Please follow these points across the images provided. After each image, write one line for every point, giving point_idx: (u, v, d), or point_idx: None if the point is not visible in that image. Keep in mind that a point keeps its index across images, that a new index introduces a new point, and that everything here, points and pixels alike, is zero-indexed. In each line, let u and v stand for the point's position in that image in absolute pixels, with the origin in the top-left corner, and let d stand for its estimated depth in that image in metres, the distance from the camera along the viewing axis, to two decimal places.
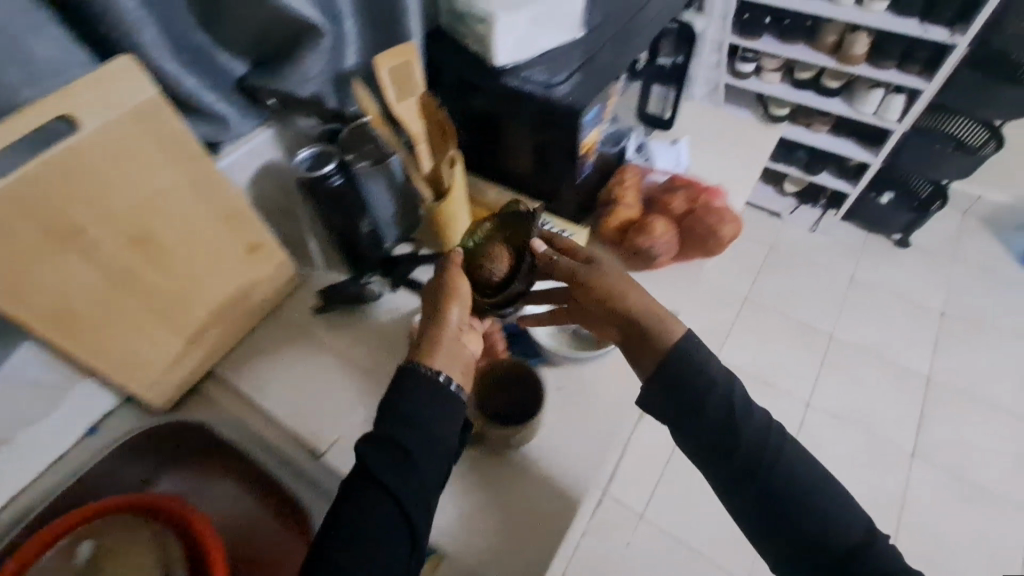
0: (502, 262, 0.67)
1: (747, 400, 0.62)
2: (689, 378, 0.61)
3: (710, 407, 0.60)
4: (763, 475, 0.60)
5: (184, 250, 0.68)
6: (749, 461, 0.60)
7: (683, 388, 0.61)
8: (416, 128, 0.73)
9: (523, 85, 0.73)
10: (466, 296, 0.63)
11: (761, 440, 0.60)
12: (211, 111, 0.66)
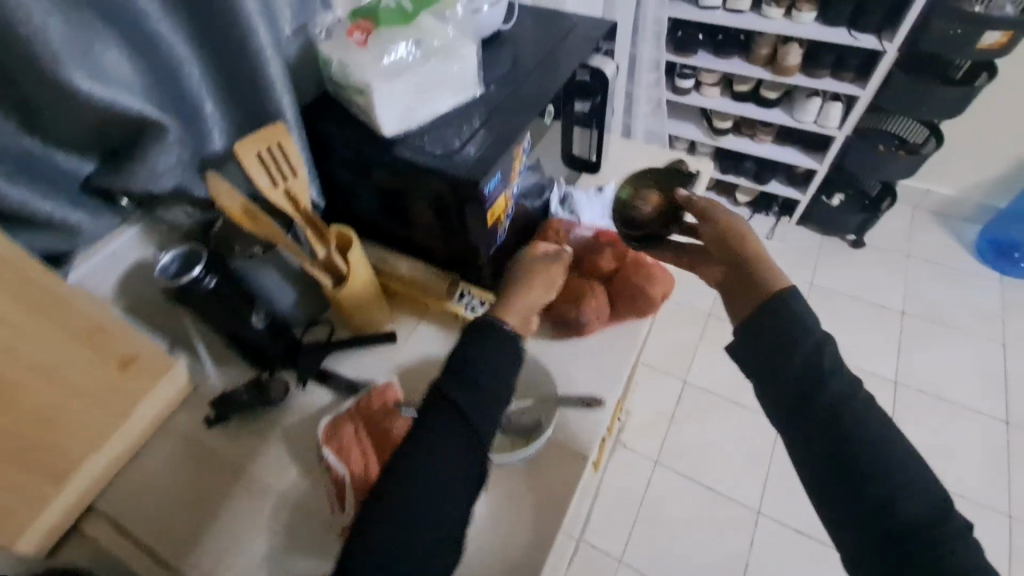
0: (651, 203, 0.73)
1: (833, 362, 0.55)
2: (786, 323, 0.56)
3: (800, 347, 0.55)
4: (853, 449, 0.53)
5: (32, 387, 0.56)
6: (834, 424, 0.54)
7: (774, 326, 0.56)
8: (302, 213, 0.65)
9: (418, 155, 0.66)
10: (548, 273, 0.66)
11: (840, 401, 0.54)
12: (52, 220, 0.57)
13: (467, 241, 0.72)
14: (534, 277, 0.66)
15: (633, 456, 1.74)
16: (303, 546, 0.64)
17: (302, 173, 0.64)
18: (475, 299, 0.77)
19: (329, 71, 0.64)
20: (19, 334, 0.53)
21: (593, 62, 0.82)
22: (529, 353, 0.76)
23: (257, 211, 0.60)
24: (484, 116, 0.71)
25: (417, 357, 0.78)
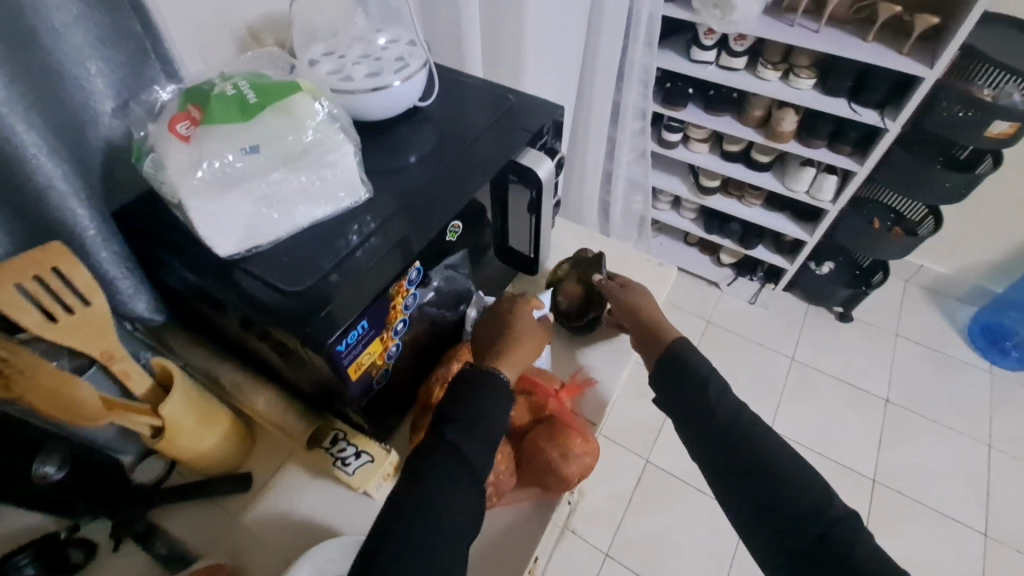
0: (566, 292, 0.78)
1: (726, 397, 0.63)
2: (680, 367, 0.65)
3: (691, 384, 0.63)
4: (756, 459, 0.59)
5: None
6: (742, 446, 0.60)
7: (674, 375, 0.65)
8: (96, 350, 0.49)
9: (264, 289, 0.50)
10: (523, 331, 0.61)
11: (737, 420, 0.61)
12: None
13: (331, 388, 0.56)
14: (523, 329, 0.62)
15: (582, 544, 1.59)
16: None
17: (95, 299, 0.48)
18: (350, 445, 0.62)
19: (149, 169, 0.49)
20: None
21: (523, 159, 0.66)
22: (486, 528, 0.61)
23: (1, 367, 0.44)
24: (365, 229, 0.55)
25: (267, 517, 0.61)
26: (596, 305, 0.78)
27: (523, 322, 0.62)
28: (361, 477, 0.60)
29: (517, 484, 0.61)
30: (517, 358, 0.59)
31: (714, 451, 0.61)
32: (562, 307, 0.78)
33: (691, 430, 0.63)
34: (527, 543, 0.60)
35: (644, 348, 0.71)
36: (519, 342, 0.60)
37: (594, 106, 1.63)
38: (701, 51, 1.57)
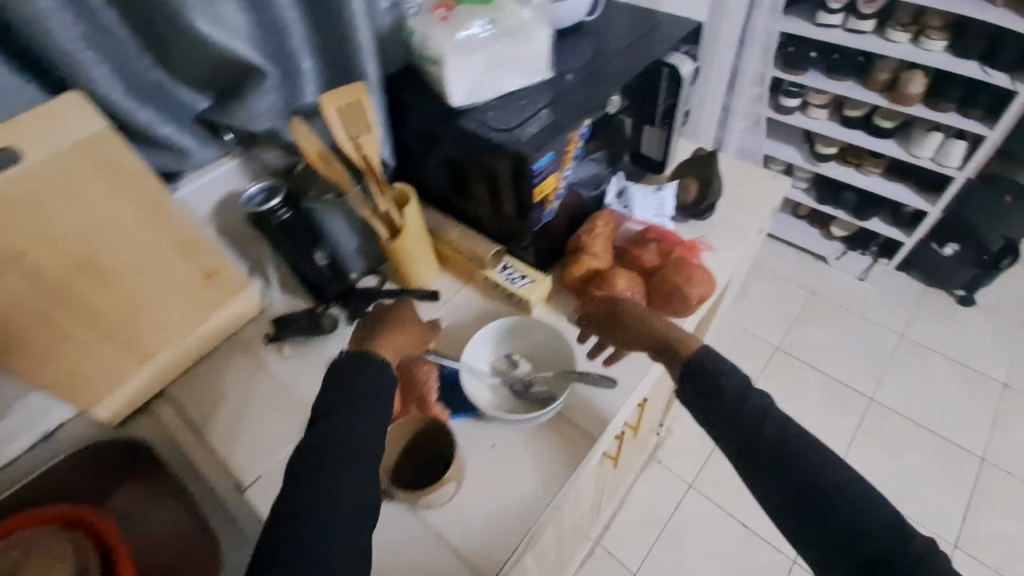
0: (690, 188, 0.89)
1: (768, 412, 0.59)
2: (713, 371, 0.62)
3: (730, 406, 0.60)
4: (804, 472, 0.55)
5: (129, 275, 0.68)
6: (789, 458, 0.56)
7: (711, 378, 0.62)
8: (366, 166, 0.71)
9: (480, 129, 0.70)
10: (401, 322, 0.67)
11: (786, 432, 0.57)
12: (166, 141, 0.68)
13: (518, 219, 0.76)
14: (388, 340, 0.64)
15: (668, 474, 1.70)
16: None
17: (370, 131, 0.70)
18: (517, 272, 0.81)
19: (414, 42, 0.72)
20: (130, 234, 0.66)
21: (669, 61, 0.82)
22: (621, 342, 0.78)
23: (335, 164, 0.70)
24: (548, 98, 0.74)
25: (453, 317, 0.83)
26: (710, 203, 0.89)
27: (389, 334, 0.65)
28: (527, 290, 0.79)
29: (644, 311, 0.78)
30: (396, 344, 0.64)
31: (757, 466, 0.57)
32: (685, 200, 0.89)
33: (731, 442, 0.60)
34: (638, 362, 0.76)
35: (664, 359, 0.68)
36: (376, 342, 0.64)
37: (713, 68, 1.72)
38: (829, 14, 1.61)
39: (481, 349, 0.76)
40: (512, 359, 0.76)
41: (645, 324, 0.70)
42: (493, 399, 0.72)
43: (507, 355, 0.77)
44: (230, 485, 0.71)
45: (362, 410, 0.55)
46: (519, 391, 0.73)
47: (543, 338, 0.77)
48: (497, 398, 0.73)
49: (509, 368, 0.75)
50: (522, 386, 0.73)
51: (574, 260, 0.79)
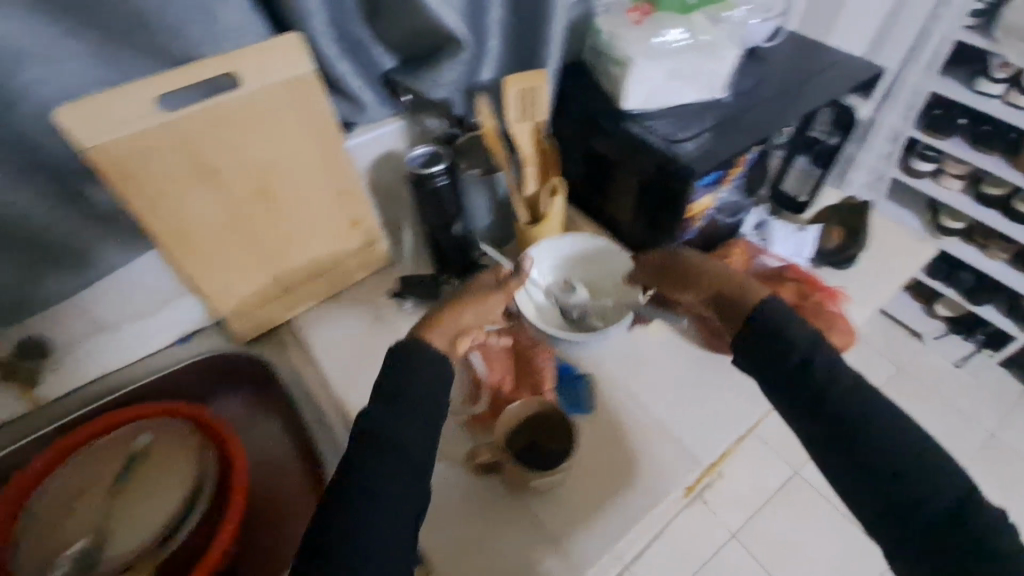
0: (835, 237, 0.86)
1: (827, 369, 0.57)
2: (768, 329, 0.60)
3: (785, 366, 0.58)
4: (856, 434, 0.54)
5: (294, 208, 0.74)
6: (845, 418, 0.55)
7: (767, 338, 0.60)
8: (526, 151, 0.74)
9: (644, 134, 0.71)
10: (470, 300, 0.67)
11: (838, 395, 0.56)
12: (352, 94, 0.73)
13: (660, 231, 0.75)
14: (447, 319, 0.65)
15: (709, 516, 1.64)
16: None
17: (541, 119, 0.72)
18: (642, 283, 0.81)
19: (598, 40, 0.73)
20: (303, 170, 0.72)
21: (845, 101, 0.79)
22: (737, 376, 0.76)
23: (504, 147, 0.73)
24: (717, 116, 0.74)
25: None
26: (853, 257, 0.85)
27: (446, 313, 0.65)
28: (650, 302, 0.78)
29: None
30: (457, 319, 0.65)
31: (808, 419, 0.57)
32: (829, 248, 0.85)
33: (778, 399, 0.59)
34: (754, 399, 0.74)
35: (722, 312, 0.66)
36: (432, 324, 0.64)
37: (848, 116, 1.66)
38: (989, 82, 1.51)
39: (542, 269, 0.79)
40: (569, 284, 0.78)
41: (697, 277, 0.69)
42: (542, 315, 0.77)
43: (566, 279, 0.79)
44: (345, 428, 0.75)
45: (412, 403, 0.56)
46: (568, 315, 0.77)
47: (600, 263, 0.79)
48: (545, 314, 0.77)
49: (565, 291, 0.78)
50: (575, 310, 0.77)
51: None
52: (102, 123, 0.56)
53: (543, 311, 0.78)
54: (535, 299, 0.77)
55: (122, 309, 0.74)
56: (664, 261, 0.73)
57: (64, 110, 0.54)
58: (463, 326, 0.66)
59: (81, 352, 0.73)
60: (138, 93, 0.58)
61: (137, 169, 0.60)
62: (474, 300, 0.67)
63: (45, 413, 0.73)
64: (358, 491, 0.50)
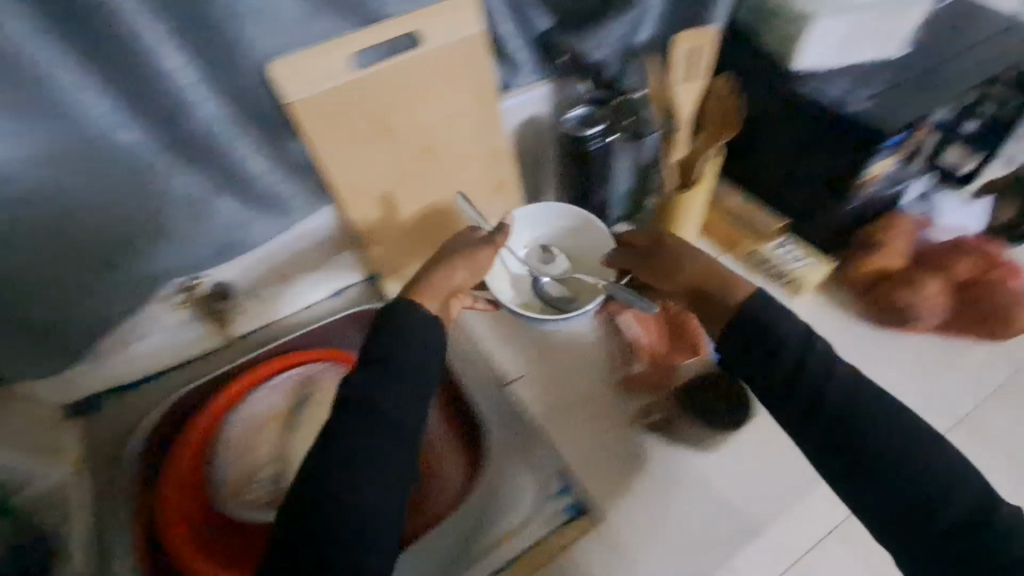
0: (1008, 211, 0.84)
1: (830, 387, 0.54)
2: (763, 324, 0.57)
3: (778, 372, 0.55)
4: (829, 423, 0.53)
5: (450, 167, 0.76)
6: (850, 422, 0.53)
7: (759, 334, 0.57)
8: (686, 113, 0.74)
9: (817, 92, 0.70)
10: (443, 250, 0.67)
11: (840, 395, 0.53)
12: (513, 57, 0.74)
13: (825, 194, 0.74)
14: (428, 287, 0.64)
15: None
16: (583, 376, 0.74)
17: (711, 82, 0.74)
18: (794, 252, 0.79)
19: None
20: (462, 130, 0.74)
21: None
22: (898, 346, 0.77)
23: (668, 109, 0.73)
24: (894, 76, 0.71)
25: None
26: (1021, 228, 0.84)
27: (432, 272, 0.65)
28: (808, 271, 0.77)
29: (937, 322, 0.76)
30: (439, 284, 0.64)
31: (806, 437, 0.55)
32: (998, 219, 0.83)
33: (783, 413, 0.56)
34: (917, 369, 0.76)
35: (699, 308, 0.64)
36: (420, 288, 0.64)
37: None
38: None
39: (517, 231, 0.79)
40: (549, 252, 0.77)
41: (676, 272, 0.67)
42: (516, 292, 0.76)
43: (544, 248, 0.78)
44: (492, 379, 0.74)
45: (400, 381, 0.53)
46: (544, 290, 0.76)
47: (583, 242, 0.78)
48: (519, 291, 0.77)
49: (544, 261, 0.77)
50: (548, 283, 0.76)
51: (867, 255, 0.76)
52: (308, 79, 0.59)
53: (520, 282, 0.78)
54: (511, 267, 0.77)
55: (290, 261, 0.77)
56: (646, 257, 0.71)
57: (275, 65, 0.56)
58: (451, 288, 0.66)
59: (256, 297, 0.77)
60: (337, 53, 0.60)
61: (330, 125, 0.63)
62: (470, 249, 0.68)
63: (221, 352, 0.78)
64: (336, 459, 0.48)
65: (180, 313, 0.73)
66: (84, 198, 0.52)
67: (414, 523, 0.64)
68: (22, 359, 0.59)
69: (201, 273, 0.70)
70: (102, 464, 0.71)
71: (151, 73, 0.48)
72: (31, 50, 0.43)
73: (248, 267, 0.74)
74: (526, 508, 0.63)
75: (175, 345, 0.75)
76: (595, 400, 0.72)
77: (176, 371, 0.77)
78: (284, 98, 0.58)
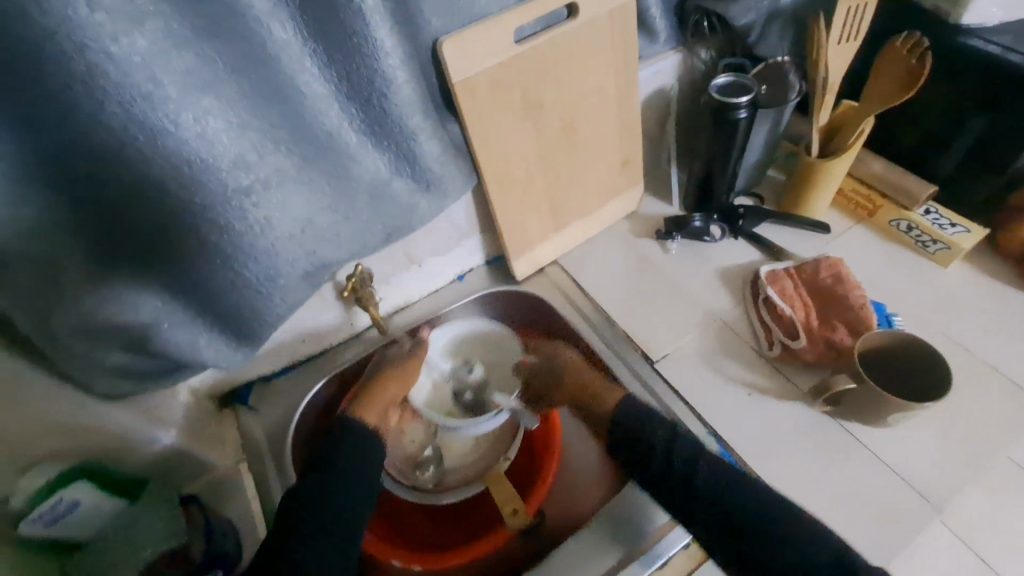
0: None
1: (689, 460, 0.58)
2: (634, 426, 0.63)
3: (654, 469, 0.59)
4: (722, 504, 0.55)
5: (587, 145, 0.75)
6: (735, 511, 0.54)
7: (630, 442, 0.63)
8: (835, 78, 0.70)
9: (987, 46, 0.65)
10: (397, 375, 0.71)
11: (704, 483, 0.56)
12: (652, 24, 0.72)
13: (988, 156, 0.70)
14: (374, 398, 0.68)
15: None
16: (729, 355, 0.72)
17: (879, 58, 0.67)
18: (943, 218, 0.76)
19: None
20: (602, 104, 0.72)
21: None
22: None
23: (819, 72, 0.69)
24: None
25: (845, 249, 0.80)
26: None
27: (377, 387, 0.70)
28: (962, 238, 0.73)
29: None
30: (383, 395, 0.69)
31: (698, 519, 0.56)
32: None
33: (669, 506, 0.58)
34: None
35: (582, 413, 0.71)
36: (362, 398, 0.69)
37: None
38: None
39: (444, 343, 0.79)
40: (468, 363, 0.79)
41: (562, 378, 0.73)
42: (433, 395, 0.78)
43: (465, 359, 0.80)
44: (638, 356, 0.74)
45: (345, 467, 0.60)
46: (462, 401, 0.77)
47: (496, 352, 0.79)
48: (438, 394, 0.79)
49: (466, 373, 0.78)
50: (467, 393, 0.78)
51: None
52: (473, 56, 0.57)
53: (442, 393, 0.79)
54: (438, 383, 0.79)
55: (429, 247, 0.75)
56: (552, 375, 0.75)
57: (445, 41, 0.54)
58: (391, 400, 0.70)
59: (393, 283, 0.76)
60: (502, 29, 0.58)
61: (488, 103, 0.61)
62: (402, 371, 0.72)
63: (361, 340, 0.78)
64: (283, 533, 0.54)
65: (332, 302, 0.71)
66: (295, 188, 0.47)
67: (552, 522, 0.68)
68: (212, 363, 0.54)
69: (358, 260, 0.68)
70: (266, 448, 0.70)
71: (366, 47, 0.44)
72: (270, 23, 0.40)
73: (395, 252, 0.72)
74: (622, 545, 0.59)
75: (322, 335, 0.74)
76: (749, 379, 0.70)
77: (316, 363, 0.76)
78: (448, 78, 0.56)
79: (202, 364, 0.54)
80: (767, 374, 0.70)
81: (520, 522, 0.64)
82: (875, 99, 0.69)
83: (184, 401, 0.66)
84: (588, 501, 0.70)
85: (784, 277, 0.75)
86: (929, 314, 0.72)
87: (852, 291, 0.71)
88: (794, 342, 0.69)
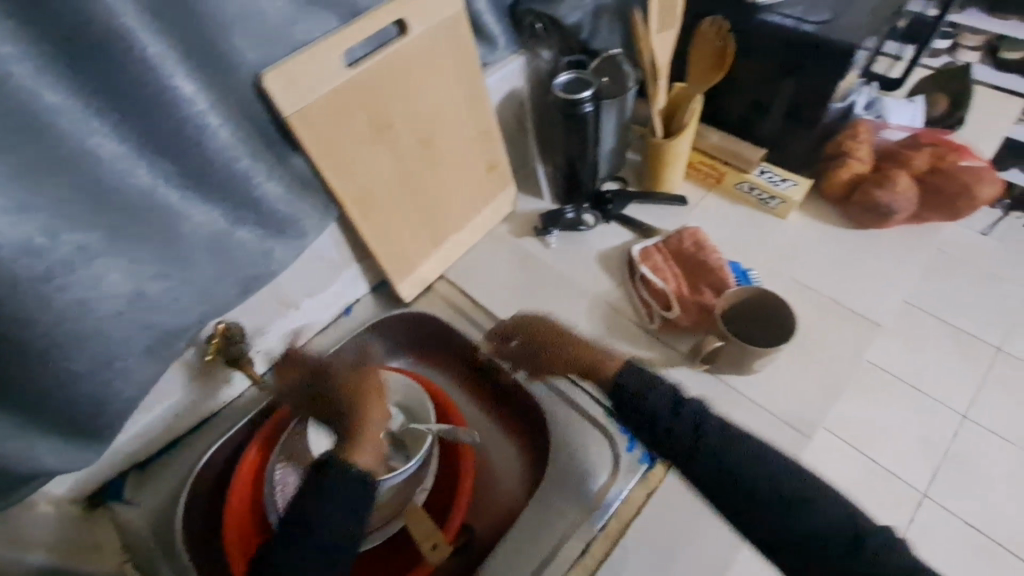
0: (941, 104, 0.90)
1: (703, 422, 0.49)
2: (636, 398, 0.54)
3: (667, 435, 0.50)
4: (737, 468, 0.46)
5: (448, 157, 0.74)
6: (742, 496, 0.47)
7: (638, 409, 0.53)
8: (664, 64, 0.75)
9: (782, 21, 0.72)
10: (375, 411, 0.65)
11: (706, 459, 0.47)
12: (489, 31, 0.73)
13: (802, 117, 0.79)
14: (359, 442, 0.62)
15: None
16: (620, 336, 0.76)
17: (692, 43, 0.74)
18: (777, 175, 0.84)
19: None
20: (453, 116, 0.72)
21: None
22: (893, 241, 0.81)
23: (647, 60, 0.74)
24: None
25: (702, 217, 0.87)
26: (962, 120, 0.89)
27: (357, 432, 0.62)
28: (793, 191, 0.82)
29: (922, 207, 0.81)
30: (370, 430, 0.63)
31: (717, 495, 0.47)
32: (937, 117, 0.90)
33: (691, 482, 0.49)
34: (913, 263, 0.79)
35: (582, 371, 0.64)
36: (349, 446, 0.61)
37: None
38: None
39: None
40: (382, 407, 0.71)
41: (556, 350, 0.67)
42: None
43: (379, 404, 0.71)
44: None
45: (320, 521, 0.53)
46: None
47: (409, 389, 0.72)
48: None
49: None
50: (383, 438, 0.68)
51: (841, 163, 0.82)
52: (300, 87, 0.53)
53: None
54: None
55: (301, 287, 0.71)
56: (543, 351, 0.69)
57: (267, 75, 0.50)
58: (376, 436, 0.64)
59: (269, 333, 0.71)
60: (329, 54, 0.55)
61: (332, 132, 0.58)
62: (377, 390, 0.67)
63: (244, 400, 0.73)
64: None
65: (200, 366, 0.65)
66: (114, 263, 0.43)
67: (485, 526, 0.69)
68: (58, 470, 0.48)
69: (218, 318, 0.63)
70: (154, 541, 0.64)
71: (168, 97, 0.42)
72: (37, 89, 0.36)
73: (264, 300, 0.68)
74: (580, 501, 0.63)
75: (200, 403, 0.69)
76: (638, 354, 0.74)
77: (195, 436, 0.70)
78: (281, 113, 0.53)
79: (42, 475, 0.47)
80: (653, 347, 0.74)
81: (440, 555, 0.61)
82: (698, 81, 0.76)
83: (47, 511, 0.59)
84: (513, 491, 0.71)
85: (659, 254, 0.80)
86: (782, 265, 0.80)
87: (713, 255, 0.77)
88: (670, 313, 0.74)
